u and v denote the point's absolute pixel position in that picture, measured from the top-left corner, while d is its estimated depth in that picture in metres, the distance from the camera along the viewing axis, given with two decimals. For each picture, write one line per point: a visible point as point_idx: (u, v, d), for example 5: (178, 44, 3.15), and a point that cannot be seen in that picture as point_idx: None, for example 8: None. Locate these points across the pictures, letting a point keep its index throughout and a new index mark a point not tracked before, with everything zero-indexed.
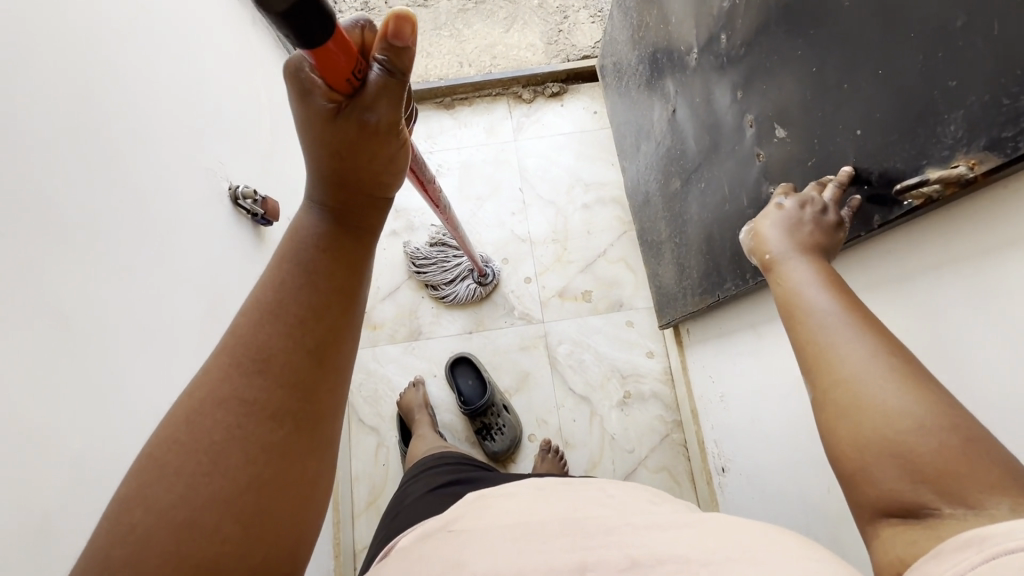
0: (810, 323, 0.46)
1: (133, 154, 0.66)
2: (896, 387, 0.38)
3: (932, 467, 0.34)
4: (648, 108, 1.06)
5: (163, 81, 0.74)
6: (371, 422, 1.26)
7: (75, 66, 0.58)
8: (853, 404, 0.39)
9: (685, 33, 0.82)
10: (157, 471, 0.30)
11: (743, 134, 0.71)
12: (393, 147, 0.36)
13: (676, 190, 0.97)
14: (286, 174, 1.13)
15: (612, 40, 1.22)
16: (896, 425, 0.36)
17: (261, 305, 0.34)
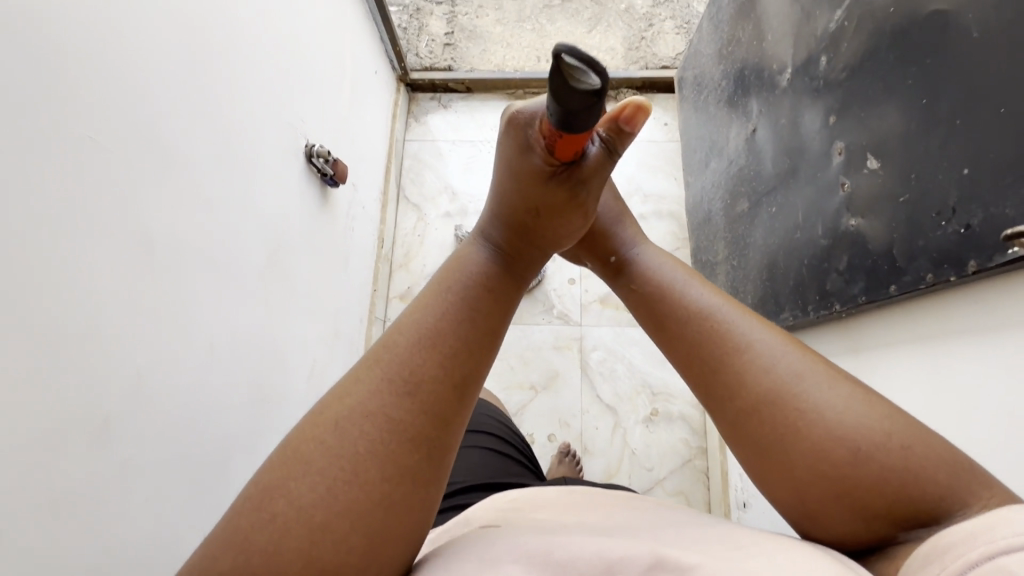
0: (712, 318, 0.46)
1: (224, 98, 0.69)
2: (835, 387, 0.40)
3: (908, 489, 0.36)
4: (725, 127, 1.04)
5: (260, 35, 0.78)
6: None
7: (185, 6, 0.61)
8: (789, 427, 0.40)
9: (781, 53, 0.80)
10: (304, 464, 0.32)
11: (829, 162, 0.68)
12: (574, 212, 0.45)
13: (743, 212, 0.95)
14: (358, 141, 1.16)
15: (698, 53, 1.20)
16: (847, 431, 0.39)
17: (422, 328, 0.37)
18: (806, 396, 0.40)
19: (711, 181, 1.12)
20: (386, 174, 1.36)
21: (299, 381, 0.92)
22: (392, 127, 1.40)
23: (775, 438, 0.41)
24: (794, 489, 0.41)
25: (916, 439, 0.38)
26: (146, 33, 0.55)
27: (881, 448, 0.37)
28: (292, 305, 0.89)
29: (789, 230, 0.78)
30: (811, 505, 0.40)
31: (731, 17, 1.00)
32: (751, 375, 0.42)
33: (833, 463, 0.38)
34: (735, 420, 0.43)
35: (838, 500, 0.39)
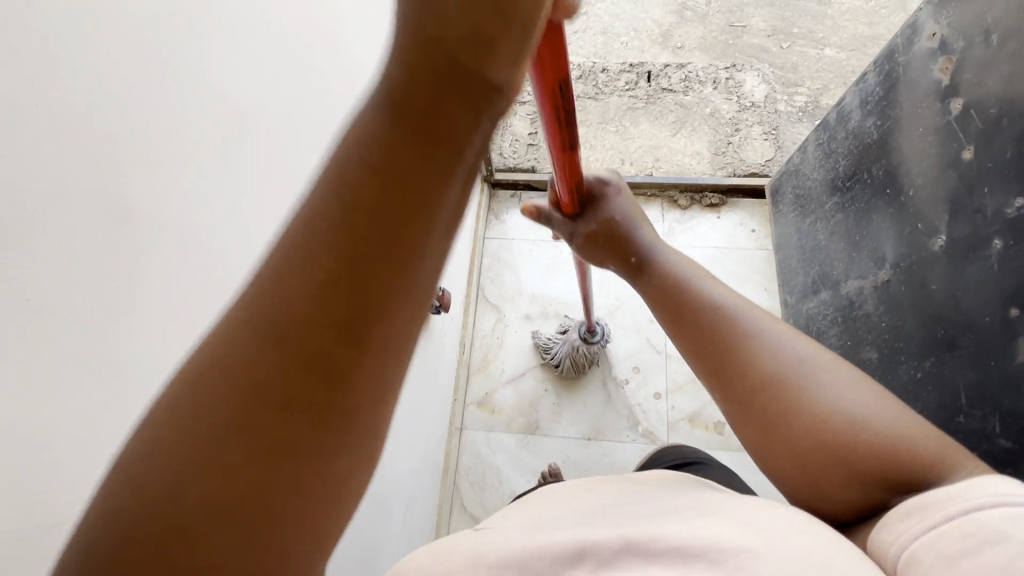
0: (724, 312, 0.51)
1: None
2: (839, 374, 0.45)
3: (906, 465, 0.41)
4: (840, 261, 0.99)
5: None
6: (474, 510, 1.25)
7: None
8: (802, 401, 0.44)
9: (928, 215, 0.76)
10: (140, 459, 0.22)
11: (1012, 356, 0.62)
12: (513, 33, 0.24)
13: (871, 362, 0.88)
14: (454, 256, 1.17)
15: (799, 172, 1.17)
16: (853, 413, 0.43)
17: (281, 250, 0.22)
18: (812, 377, 0.45)
19: (818, 311, 1.06)
20: (469, 277, 1.36)
21: (395, 523, 0.89)
22: (476, 228, 1.41)
23: (783, 420, 0.45)
24: (798, 457, 0.44)
25: (907, 426, 0.42)
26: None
27: (882, 424, 0.42)
28: (399, 444, 0.87)
29: (945, 408, 0.72)
30: (822, 469, 0.43)
31: (848, 152, 0.97)
32: (758, 362, 0.47)
33: (839, 433, 0.42)
34: (748, 395, 0.47)
35: (843, 465, 0.42)
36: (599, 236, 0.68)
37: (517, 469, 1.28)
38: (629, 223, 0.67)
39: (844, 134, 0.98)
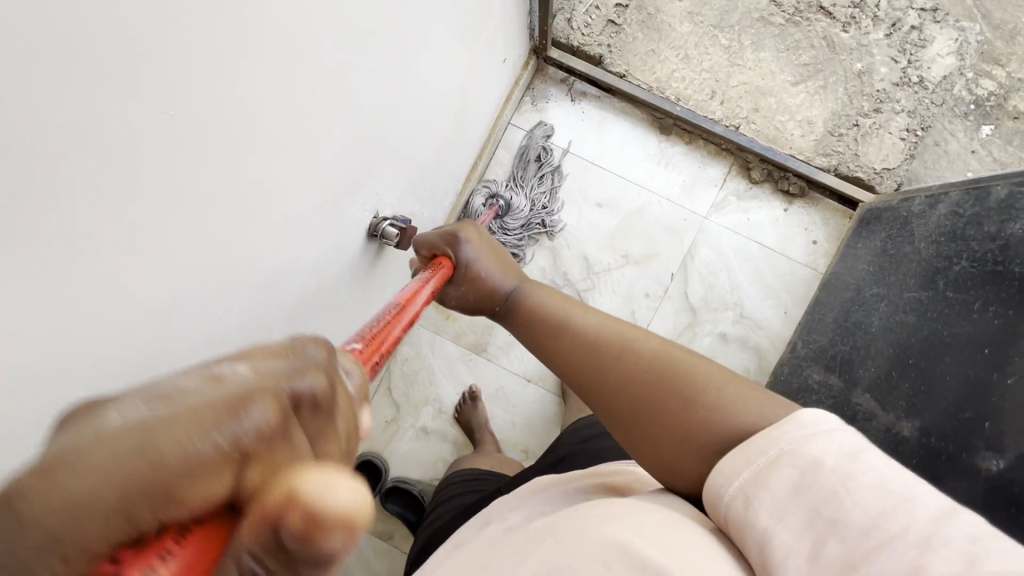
0: (554, 307, 0.58)
1: (271, 234, 0.52)
2: (626, 332, 0.51)
3: (724, 427, 0.40)
4: (874, 366, 0.81)
5: (338, 117, 0.56)
6: (398, 399, 1.27)
7: (234, 158, 0.43)
8: (605, 372, 0.48)
9: (1003, 424, 0.57)
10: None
11: None
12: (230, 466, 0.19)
13: None
14: (449, 163, 0.95)
15: (905, 225, 0.89)
16: (650, 365, 0.46)
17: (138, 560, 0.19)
18: (619, 343, 0.49)
19: (818, 387, 0.92)
20: (469, 173, 1.13)
21: None
22: (500, 112, 1.12)
23: (624, 409, 0.46)
24: (648, 453, 0.44)
25: (693, 360, 0.46)
26: (178, 240, 0.40)
27: (673, 374, 0.45)
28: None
29: None
30: (667, 455, 0.43)
31: (979, 258, 0.71)
32: (575, 346, 0.52)
33: (658, 420, 0.44)
34: (594, 396, 0.49)
35: (683, 446, 0.42)
36: (468, 295, 0.68)
37: (449, 380, 1.27)
38: (483, 264, 0.67)
39: (992, 232, 0.71)
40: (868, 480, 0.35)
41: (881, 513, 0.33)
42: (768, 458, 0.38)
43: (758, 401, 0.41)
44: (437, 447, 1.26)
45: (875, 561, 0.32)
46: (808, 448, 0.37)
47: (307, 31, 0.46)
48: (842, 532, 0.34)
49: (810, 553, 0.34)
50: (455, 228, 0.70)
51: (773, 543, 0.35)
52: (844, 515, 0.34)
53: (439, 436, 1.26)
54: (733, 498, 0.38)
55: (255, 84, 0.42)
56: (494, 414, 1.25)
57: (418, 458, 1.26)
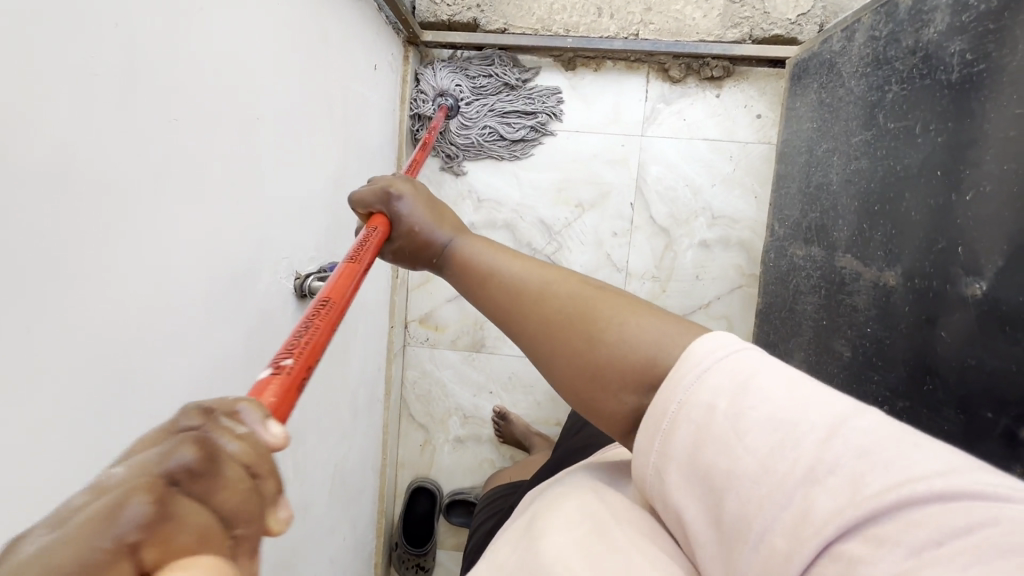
0: (491, 260, 0.48)
1: (189, 356, 0.52)
2: (565, 275, 0.44)
3: (630, 357, 0.37)
4: (846, 224, 0.77)
5: (210, 214, 0.53)
6: (421, 420, 1.28)
7: (111, 315, 0.42)
8: (535, 319, 0.42)
9: (976, 243, 0.54)
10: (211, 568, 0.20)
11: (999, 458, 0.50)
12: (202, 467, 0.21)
13: (840, 359, 0.77)
14: None
15: (832, 68, 0.84)
16: (581, 305, 0.41)
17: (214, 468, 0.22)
18: (553, 288, 0.43)
19: (804, 263, 0.89)
20: None
21: (320, 501, 0.88)
22: (402, 114, 1.07)
23: (551, 352, 0.41)
24: (568, 387, 0.41)
25: (610, 297, 0.41)
26: (73, 418, 0.40)
27: (580, 321, 0.40)
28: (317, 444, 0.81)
29: None
30: (586, 396, 0.40)
31: (908, 78, 0.66)
32: (513, 283, 0.45)
33: (581, 348, 0.39)
34: (535, 357, 0.43)
35: (599, 383, 0.39)
36: (405, 250, 0.59)
37: (462, 384, 1.26)
38: (421, 221, 0.57)
39: (912, 46, 0.66)
40: (758, 425, 0.31)
41: (778, 457, 0.29)
42: (668, 417, 0.35)
43: (679, 329, 0.38)
44: (476, 450, 1.27)
45: (768, 515, 0.29)
46: (704, 394, 0.33)
47: (136, 162, 0.43)
48: (736, 487, 0.31)
49: (716, 511, 0.32)
50: (392, 179, 0.61)
51: (685, 512, 0.34)
52: (742, 469, 0.30)
53: (474, 440, 1.27)
54: (651, 471, 0.36)
55: (94, 244, 0.40)
56: (516, 400, 1.25)
57: (461, 467, 1.28)
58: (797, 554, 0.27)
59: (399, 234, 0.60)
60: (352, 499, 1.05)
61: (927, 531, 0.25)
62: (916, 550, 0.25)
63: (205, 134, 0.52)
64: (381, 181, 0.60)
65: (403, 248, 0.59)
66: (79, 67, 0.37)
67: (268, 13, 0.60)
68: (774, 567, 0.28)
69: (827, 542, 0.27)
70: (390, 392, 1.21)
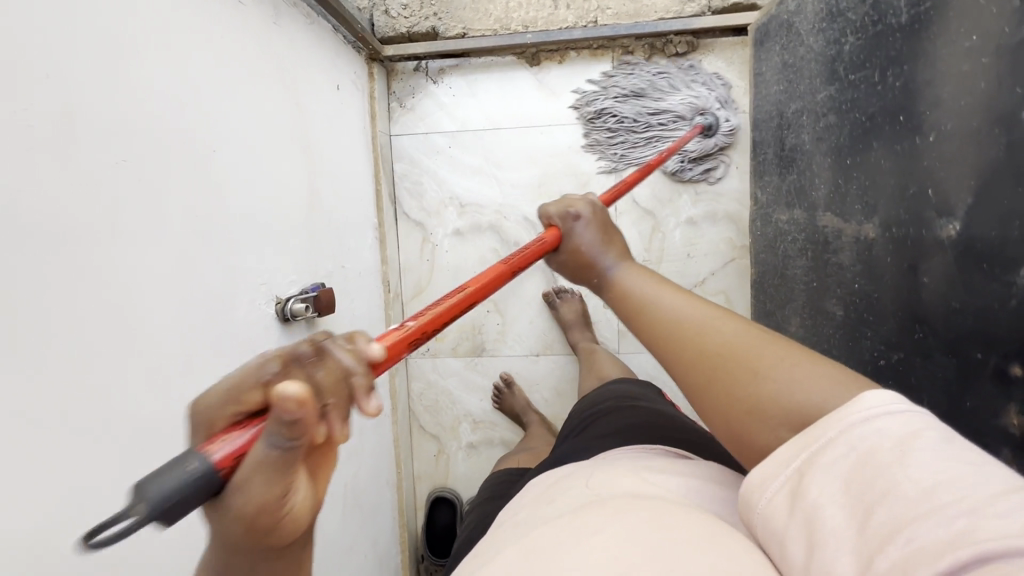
0: (649, 302, 0.56)
1: (155, 386, 0.53)
2: (733, 320, 0.49)
3: (786, 396, 0.41)
4: (823, 182, 0.76)
5: (167, 246, 0.55)
6: (433, 430, 1.29)
7: (61, 351, 0.44)
8: (687, 346, 0.49)
9: (945, 183, 0.52)
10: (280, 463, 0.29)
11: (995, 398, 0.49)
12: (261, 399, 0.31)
13: (834, 318, 0.75)
14: (341, 208, 0.92)
15: (790, 28, 0.83)
16: (727, 337, 0.47)
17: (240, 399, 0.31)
18: (713, 327, 0.49)
19: (789, 227, 0.88)
20: (377, 202, 1.10)
21: (332, 519, 0.89)
22: (373, 131, 1.08)
23: (702, 380, 0.47)
24: (722, 411, 0.45)
25: (772, 344, 0.45)
26: (34, 452, 0.42)
27: (738, 358, 0.45)
28: None
29: None
30: (741, 425, 0.44)
31: (861, 27, 0.65)
32: (673, 319, 0.52)
33: (737, 383, 0.44)
34: (677, 374, 0.50)
35: (754, 414, 0.43)
36: (571, 266, 0.69)
37: (468, 390, 1.26)
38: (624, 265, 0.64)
39: None
40: (927, 459, 0.32)
41: (938, 487, 0.30)
42: (825, 441, 0.37)
43: (845, 385, 0.40)
44: (489, 454, 1.27)
45: (922, 523, 0.29)
46: (871, 430, 0.36)
47: (74, 204, 0.45)
48: (891, 502, 0.32)
49: (860, 524, 0.32)
50: (572, 200, 0.71)
51: (818, 522, 0.34)
52: (898, 488, 0.32)
53: (487, 444, 1.27)
54: (782, 490, 0.38)
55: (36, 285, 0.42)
56: None
57: (477, 472, 1.28)
58: (941, 555, 0.27)
59: (580, 264, 0.68)
60: (369, 515, 1.06)
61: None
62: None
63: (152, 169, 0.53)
64: (559, 206, 0.70)
65: (570, 264, 0.69)
66: (2, 125, 0.40)
67: (211, 50, 0.62)
68: (915, 564, 0.28)
69: (978, 552, 0.26)
70: (397, 405, 1.22)
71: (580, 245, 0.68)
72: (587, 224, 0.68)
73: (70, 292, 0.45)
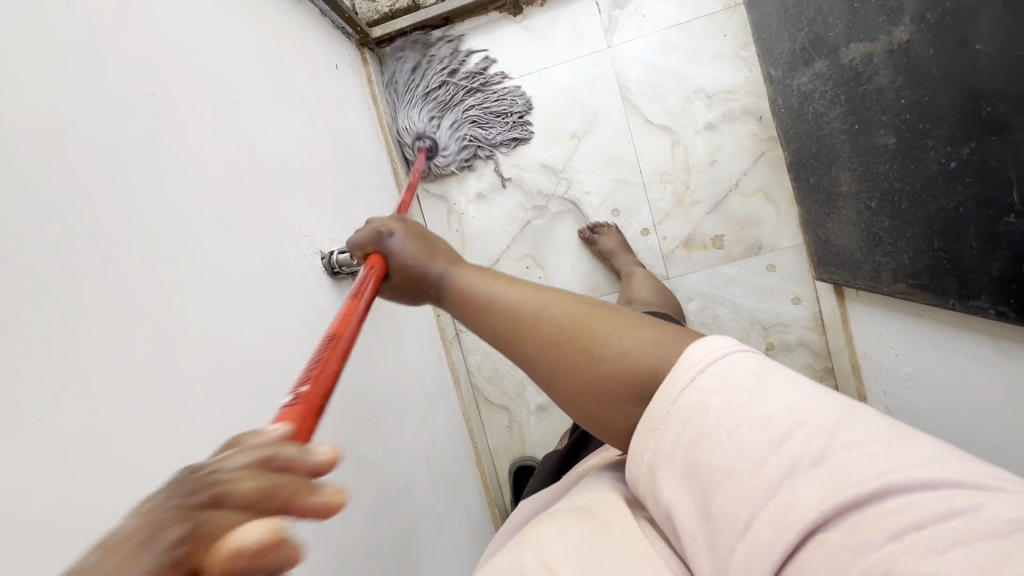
0: (464, 286, 0.53)
1: (222, 326, 0.55)
2: (516, 288, 0.49)
3: (630, 370, 0.40)
4: (837, 17, 0.73)
5: (213, 194, 0.57)
6: (499, 401, 1.27)
7: (135, 274, 0.46)
8: (540, 342, 0.45)
9: None
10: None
11: None
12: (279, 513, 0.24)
13: (886, 149, 0.71)
14: (364, 180, 0.94)
15: None
16: (551, 320, 0.45)
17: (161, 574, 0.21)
18: (524, 306, 0.47)
19: (813, 85, 0.85)
20: (397, 179, 1.11)
21: (419, 481, 0.87)
22: (379, 112, 1.11)
23: (553, 362, 0.44)
24: (565, 398, 0.44)
25: (600, 320, 0.44)
26: (127, 364, 0.44)
27: (581, 339, 0.43)
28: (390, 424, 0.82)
29: (992, 205, 0.56)
30: (586, 409, 0.42)
31: None
32: (489, 303, 0.49)
33: (575, 367, 0.42)
34: (524, 366, 0.47)
35: (599, 399, 0.41)
36: (404, 285, 0.59)
37: None
38: (418, 257, 0.58)
39: None
40: (745, 417, 0.34)
41: (766, 451, 0.32)
42: (664, 419, 0.38)
43: (668, 341, 0.41)
44: (561, 414, 1.23)
45: (756, 507, 0.31)
46: (693, 396, 0.36)
47: (123, 138, 0.48)
48: (727, 484, 0.33)
49: (709, 505, 0.34)
50: (386, 219, 0.63)
51: (675, 505, 0.37)
52: (731, 464, 0.33)
53: (557, 404, 1.24)
54: (645, 473, 0.39)
55: (100, 210, 0.44)
56: None
57: (553, 434, 1.24)
58: (780, 544, 0.30)
59: (399, 263, 0.59)
60: (456, 485, 1.04)
61: (904, 517, 0.27)
62: (884, 539, 0.27)
63: (188, 118, 0.56)
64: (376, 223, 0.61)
65: (400, 284, 0.59)
66: (49, 55, 0.42)
67: (223, 20, 0.65)
68: (760, 554, 0.30)
69: (807, 532, 0.29)
70: (459, 380, 1.21)
71: (408, 251, 0.58)
72: (404, 231, 0.60)
73: (132, 224, 0.47)
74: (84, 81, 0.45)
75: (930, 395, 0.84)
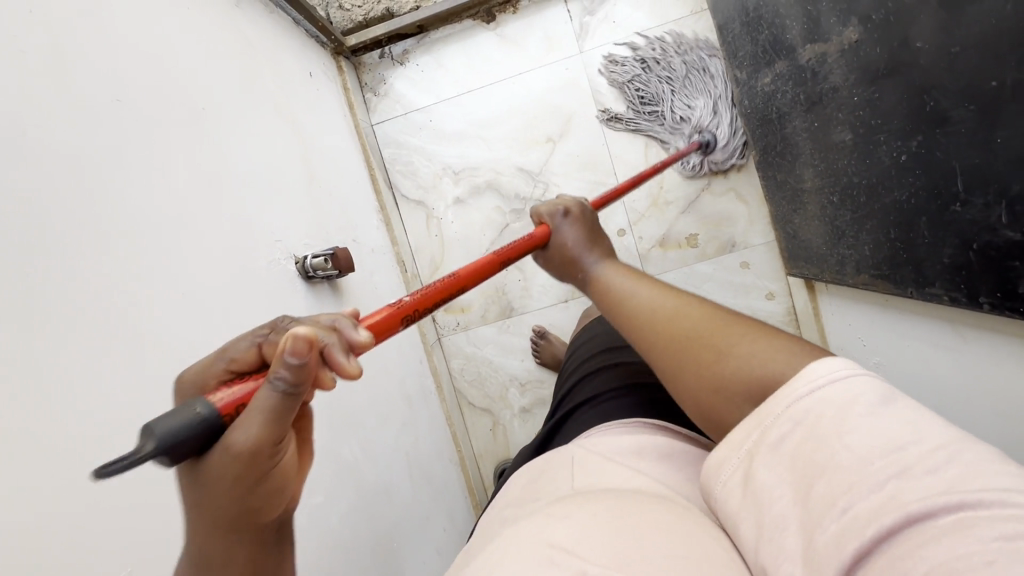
0: (614, 279, 0.57)
1: (193, 328, 0.55)
2: (662, 290, 0.52)
3: (754, 376, 0.40)
4: (794, 19, 0.76)
5: (183, 198, 0.58)
6: (482, 405, 1.27)
7: (101, 276, 0.46)
8: (673, 335, 0.47)
9: None
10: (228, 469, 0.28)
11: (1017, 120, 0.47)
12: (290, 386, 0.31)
13: (844, 145, 0.74)
14: (340, 185, 0.95)
15: None
16: (688, 320, 0.47)
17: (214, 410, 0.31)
18: (661, 307, 0.49)
19: (775, 86, 0.87)
20: (375, 185, 1.12)
21: (400, 484, 0.87)
22: (356, 119, 1.12)
23: (681, 355, 0.45)
24: (682, 396, 0.45)
25: (736, 327, 0.44)
26: (91, 365, 0.43)
27: (708, 340, 0.44)
28: (369, 427, 0.82)
29: (941, 195, 0.59)
30: (706, 403, 0.43)
31: None
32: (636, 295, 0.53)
33: (701, 364, 0.43)
34: (653, 357, 0.49)
35: (718, 396, 0.42)
36: (555, 263, 0.64)
37: (507, 354, 1.25)
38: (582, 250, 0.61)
39: None
40: (865, 422, 0.33)
41: (878, 452, 0.31)
42: (771, 416, 0.37)
43: (793, 355, 0.39)
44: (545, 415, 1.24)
45: (858, 495, 0.31)
46: (810, 399, 0.35)
47: (91, 141, 0.48)
48: (828, 477, 0.32)
49: (805, 499, 0.33)
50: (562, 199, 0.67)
51: (764, 498, 0.36)
52: (839, 460, 0.32)
53: (540, 405, 1.24)
54: (735, 468, 0.39)
55: (66, 210, 0.44)
56: None
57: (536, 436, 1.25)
58: (873, 529, 0.29)
59: (553, 247, 0.64)
60: (439, 489, 1.04)
61: (1007, 524, 0.25)
62: (987, 539, 0.25)
63: (156, 123, 0.56)
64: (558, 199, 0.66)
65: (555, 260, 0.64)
66: (14, 58, 0.43)
67: (193, 29, 0.66)
68: (851, 536, 0.30)
69: (906, 521, 0.28)
70: (441, 384, 1.21)
71: (563, 236, 0.63)
72: (577, 217, 0.63)
73: (99, 225, 0.47)
74: (49, 84, 0.45)
75: (899, 383, 0.86)
